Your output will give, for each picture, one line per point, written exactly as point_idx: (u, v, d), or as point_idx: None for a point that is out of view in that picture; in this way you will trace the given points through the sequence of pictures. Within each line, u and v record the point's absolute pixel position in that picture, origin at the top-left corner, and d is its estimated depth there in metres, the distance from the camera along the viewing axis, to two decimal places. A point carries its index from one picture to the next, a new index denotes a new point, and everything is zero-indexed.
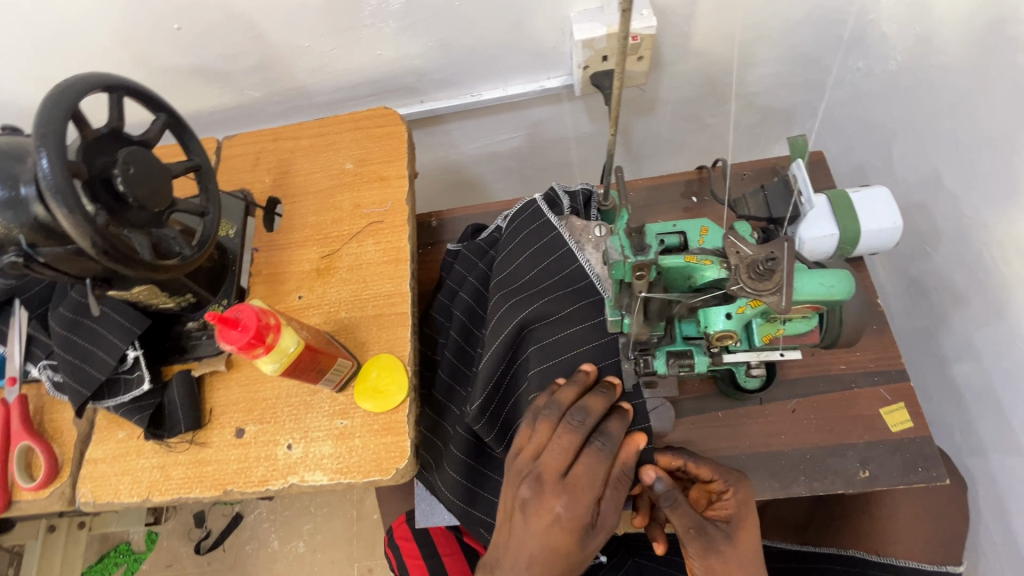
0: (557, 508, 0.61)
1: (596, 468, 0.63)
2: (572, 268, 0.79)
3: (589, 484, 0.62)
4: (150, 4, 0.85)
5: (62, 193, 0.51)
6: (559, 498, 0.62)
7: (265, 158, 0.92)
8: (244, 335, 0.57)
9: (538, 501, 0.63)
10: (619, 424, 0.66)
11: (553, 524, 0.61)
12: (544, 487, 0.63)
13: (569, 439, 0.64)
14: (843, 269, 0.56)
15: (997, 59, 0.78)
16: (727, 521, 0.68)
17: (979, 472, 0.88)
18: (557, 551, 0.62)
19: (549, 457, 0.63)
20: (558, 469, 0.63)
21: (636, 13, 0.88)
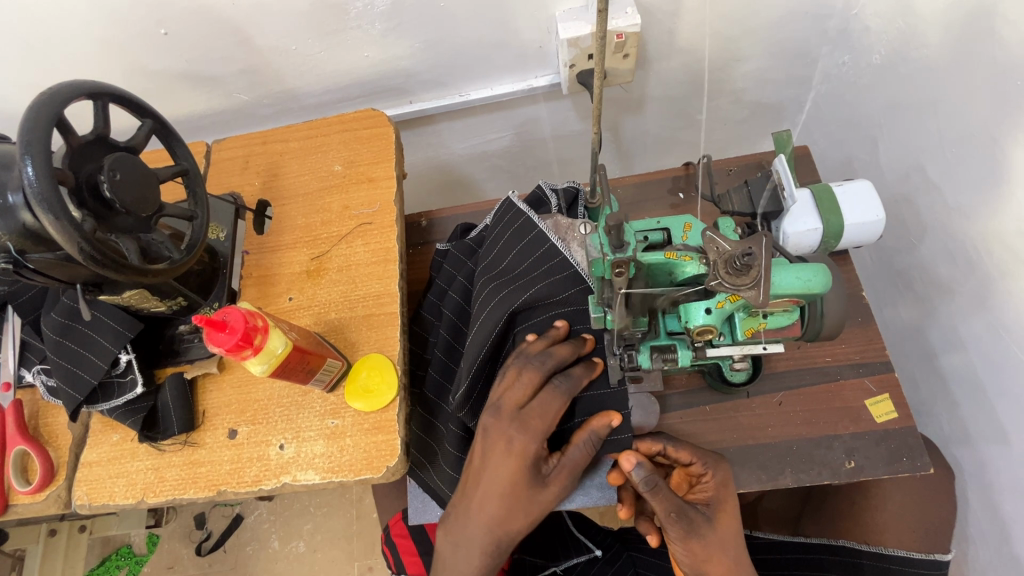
0: (510, 435, 0.65)
1: (553, 404, 0.67)
2: (558, 265, 0.78)
3: (542, 416, 0.66)
4: (136, 9, 0.85)
5: (48, 200, 0.52)
6: (512, 427, 0.66)
7: (255, 161, 0.93)
8: (232, 337, 0.57)
9: (493, 429, 0.67)
10: (583, 370, 0.70)
11: (506, 452, 0.65)
12: (501, 416, 0.67)
13: (528, 374, 0.68)
14: (821, 264, 0.57)
15: (977, 51, 0.78)
16: (707, 504, 0.71)
17: (967, 461, 0.89)
18: (509, 483, 0.65)
19: (510, 392, 0.68)
20: (518, 403, 0.67)
21: (620, 12, 0.89)
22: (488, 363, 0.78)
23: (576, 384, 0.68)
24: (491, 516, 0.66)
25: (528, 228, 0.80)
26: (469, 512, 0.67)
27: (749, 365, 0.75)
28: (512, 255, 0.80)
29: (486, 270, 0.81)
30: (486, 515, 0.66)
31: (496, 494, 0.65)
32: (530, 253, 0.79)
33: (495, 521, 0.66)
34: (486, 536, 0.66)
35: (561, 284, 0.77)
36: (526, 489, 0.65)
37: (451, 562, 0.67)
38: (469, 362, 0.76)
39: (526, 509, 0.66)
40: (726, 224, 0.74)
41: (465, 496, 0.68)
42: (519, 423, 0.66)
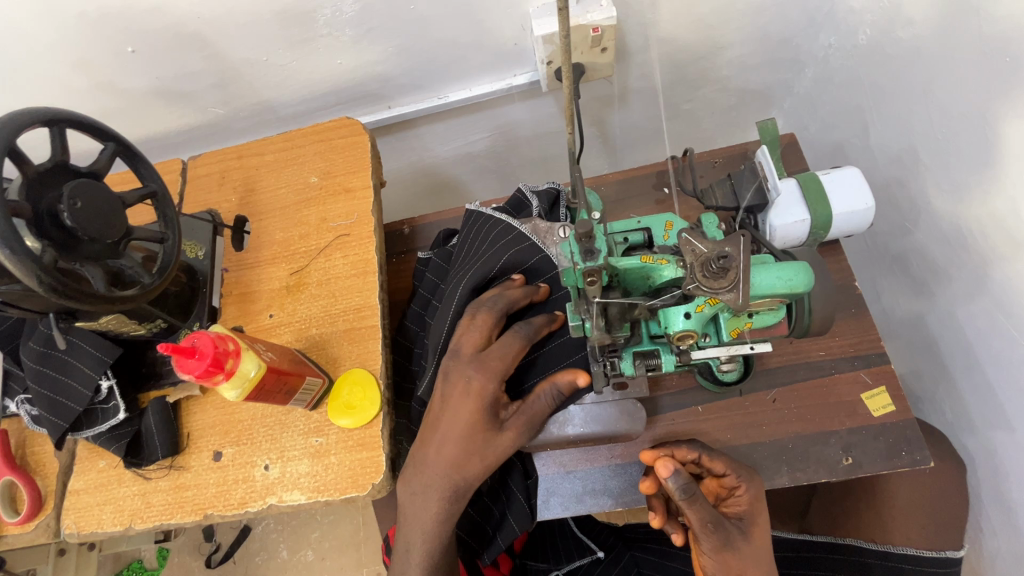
0: (469, 375, 0.65)
1: (511, 345, 0.67)
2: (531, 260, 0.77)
3: (502, 357, 0.66)
4: (100, 28, 0.84)
5: (2, 234, 0.50)
6: (470, 367, 0.65)
7: (231, 176, 0.91)
8: (202, 363, 0.56)
9: (454, 370, 0.66)
10: (545, 321, 0.70)
11: (464, 393, 0.64)
12: (460, 358, 0.67)
13: (486, 319, 0.68)
14: (802, 261, 0.54)
15: (964, 28, 0.76)
16: (740, 518, 0.69)
17: (972, 449, 0.87)
18: (467, 424, 0.64)
19: (467, 336, 0.68)
20: (476, 345, 0.67)
21: (594, 5, 0.87)
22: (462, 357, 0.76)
23: (536, 330, 0.69)
24: (448, 459, 0.64)
25: (485, 227, 0.80)
26: (425, 455, 0.66)
27: (738, 363, 0.73)
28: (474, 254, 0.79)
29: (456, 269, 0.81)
30: (445, 458, 0.64)
31: (454, 436, 0.64)
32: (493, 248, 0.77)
33: (452, 465, 0.64)
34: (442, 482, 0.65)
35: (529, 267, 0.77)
36: (482, 432, 0.64)
37: (410, 512, 0.66)
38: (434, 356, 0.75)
39: (482, 452, 0.64)
40: (709, 220, 0.72)
41: (423, 441, 0.67)
42: (477, 362, 0.66)
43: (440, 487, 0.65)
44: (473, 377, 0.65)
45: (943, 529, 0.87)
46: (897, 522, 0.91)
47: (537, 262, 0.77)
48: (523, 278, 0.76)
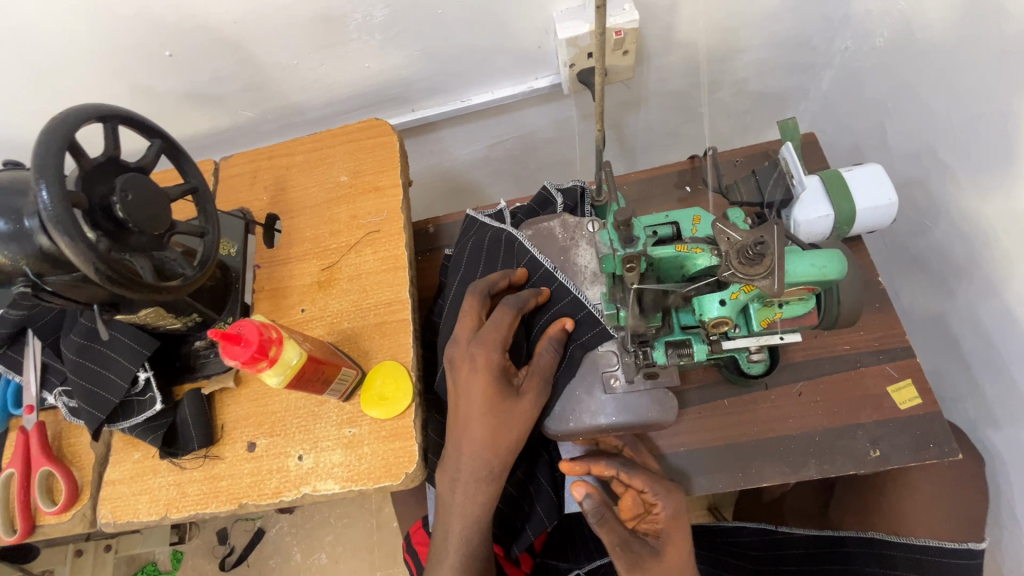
0: (471, 353, 0.66)
1: (503, 317, 0.68)
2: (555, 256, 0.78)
3: (498, 328, 0.67)
4: (140, 33, 0.87)
5: (63, 223, 0.52)
6: (470, 347, 0.67)
7: (262, 176, 0.94)
8: (247, 350, 0.57)
9: (455, 354, 0.68)
10: (529, 290, 0.72)
11: (472, 371, 0.66)
12: (458, 341, 0.68)
13: (472, 303, 0.70)
14: (836, 249, 0.56)
15: (984, 28, 0.77)
16: (656, 535, 0.69)
17: (998, 446, 0.87)
18: (483, 398, 0.65)
19: (460, 323, 0.70)
20: (472, 328, 0.69)
21: (618, 9, 0.89)
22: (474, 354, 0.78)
23: (523, 300, 0.71)
24: (478, 438, 0.65)
25: (483, 233, 0.83)
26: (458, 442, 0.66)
27: (765, 355, 0.74)
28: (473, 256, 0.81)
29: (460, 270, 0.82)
30: (476, 440, 0.65)
31: (475, 414, 0.65)
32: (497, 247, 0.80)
33: (484, 442, 0.65)
34: (480, 461, 0.66)
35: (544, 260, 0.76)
36: (501, 401, 0.65)
37: (453, 501, 0.66)
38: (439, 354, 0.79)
39: (508, 421, 0.65)
40: (735, 214, 0.73)
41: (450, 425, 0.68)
42: (473, 343, 0.67)
43: (479, 467, 0.65)
44: (477, 355, 0.66)
45: (967, 522, 0.86)
46: (920, 514, 0.90)
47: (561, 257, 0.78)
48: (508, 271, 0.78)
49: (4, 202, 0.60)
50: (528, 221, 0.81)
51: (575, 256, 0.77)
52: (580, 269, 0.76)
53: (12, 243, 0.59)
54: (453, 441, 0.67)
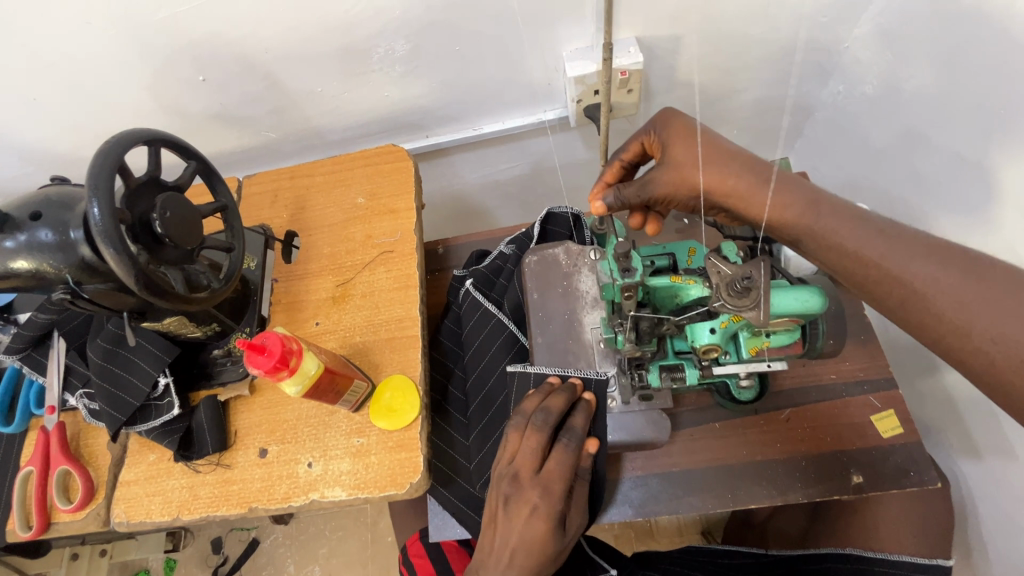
0: (535, 500, 0.62)
1: (566, 462, 0.63)
2: (558, 283, 0.78)
3: (559, 476, 0.63)
4: (177, 59, 0.93)
5: (110, 236, 0.57)
6: (536, 491, 0.62)
7: (283, 195, 0.99)
8: (270, 360, 0.62)
9: (517, 496, 0.63)
10: (583, 419, 0.66)
11: (533, 516, 0.61)
12: (522, 484, 0.63)
13: (531, 441, 0.64)
14: (816, 285, 0.60)
15: (961, 83, 0.83)
16: None
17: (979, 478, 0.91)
18: (536, 544, 0.61)
19: (520, 458, 0.64)
20: (529, 468, 0.63)
21: (624, 51, 0.96)
22: (484, 379, 0.85)
23: (581, 437, 0.65)
24: (541, 502, 0.62)
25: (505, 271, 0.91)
26: None
27: (754, 382, 0.78)
28: (481, 302, 0.87)
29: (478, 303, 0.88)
30: (541, 508, 0.61)
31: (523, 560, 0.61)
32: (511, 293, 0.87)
33: None
34: (529, 549, 0.61)
35: (544, 288, 0.78)
36: (550, 541, 0.62)
37: None
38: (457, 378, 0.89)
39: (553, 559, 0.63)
40: (730, 248, 0.71)
41: (494, 512, 0.64)
42: (543, 411, 0.65)
43: (537, 532, 0.61)
44: (546, 423, 0.64)
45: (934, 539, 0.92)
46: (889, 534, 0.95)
47: (562, 283, 0.78)
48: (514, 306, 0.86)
49: (52, 215, 0.64)
50: (534, 248, 0.82)
51: (576, 282, 0.78)
52: (581, 295, 0.77)
53: (58, 253, 0.64)
54: (510, 503, 0.63)
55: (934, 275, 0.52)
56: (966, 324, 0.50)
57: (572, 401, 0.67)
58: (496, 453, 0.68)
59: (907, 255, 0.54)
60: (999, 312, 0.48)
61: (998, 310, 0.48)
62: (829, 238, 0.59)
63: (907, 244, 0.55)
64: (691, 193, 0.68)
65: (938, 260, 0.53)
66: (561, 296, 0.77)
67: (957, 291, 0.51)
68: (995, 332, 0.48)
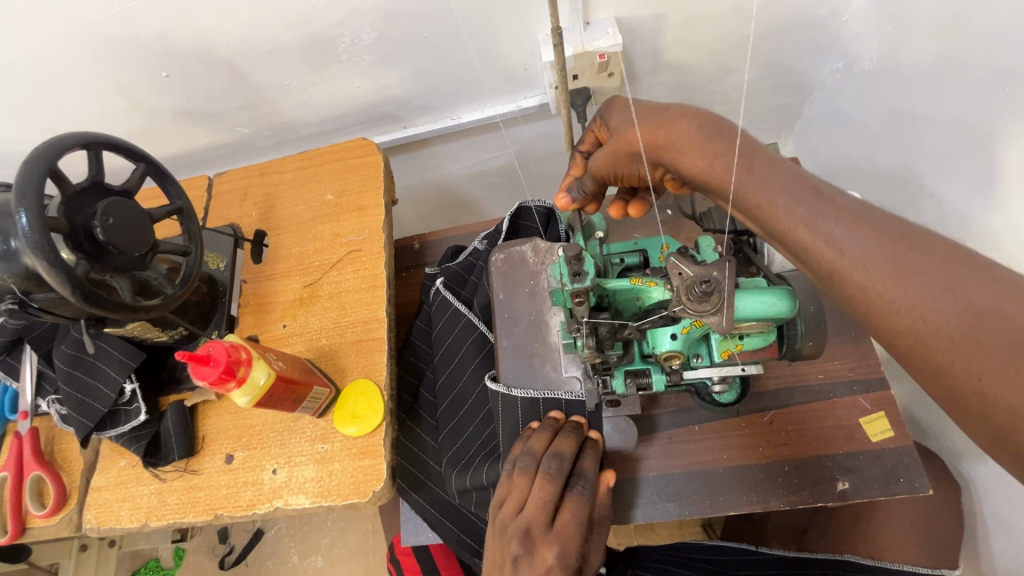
0: (549, 558, 0.58)
1: (578, 510, 0.61)
2: (523, 283, 0.74)
3: (571, 526, 0.60)
4: (137, 55, 0.90)
5: (41, 247, 0.55)
6: (551, 548, 0.58)
7: (253, 194, 0.97)
8: (215, 370, 0.59)
9: (530, 556, 0.59)
10: (593, 462, 0.65)
11: (546, 574, 0.58)
12: (535, 540, 0.59)
13: (542, 489, 0.62)
14: (786, 286, 0.56)
15: (966, 56, 0.76)
16: None
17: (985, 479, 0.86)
18: None
19: (530, 508, 0.61)
20: (541, 519, 0.61)
21: (602, 33, 0.91)
22: (451, 383, 0.82)
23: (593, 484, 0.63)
24: (556, 562, 0.58)
25: (478, 271, 0.88)
26: None
27: (733, 385, 0.74)
28: (452, 301, 0.84)
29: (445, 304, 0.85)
30: (556, 567, 0.58)
31: None
32: (481, 292, 0.84)
33: None
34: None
35: (509, 288, 0.74)
36: None
37: None
38: (427, 380, 0.87)
39: None
40: (705, 243, 0.69)
41: (500, 566, 0.61)
42: (555, 456, 0.64)
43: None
44: (556, 469, 0.63)
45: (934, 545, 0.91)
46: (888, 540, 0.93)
47: (526, 282, 0.74)
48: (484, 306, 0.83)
49: None
50: (501, 245, 0.78)
51: (540, 281, 0.74)
52: (546, 296, 0.73)
53: (1, 263, 0.63)
54: (522, 563, 0.59)
55: (863, 242, 0.46)
56: (892, 299, 0.44)
57: (580, 444, 0.66)
58: (503, 500, 0.65)
59: (838, 222, 0.48)
60: (930, 287, 0.43)
61: (927, 282, 0.42)
62: (759, 199, 0.54)
63: (837, 207, 0.49)
64: (634, 158, 0.67)
65: (871, 228, 0.47)
66: (524, 297, 0.74)
67: (889, 263, 0.45)
68: (925, 311, 0.42)
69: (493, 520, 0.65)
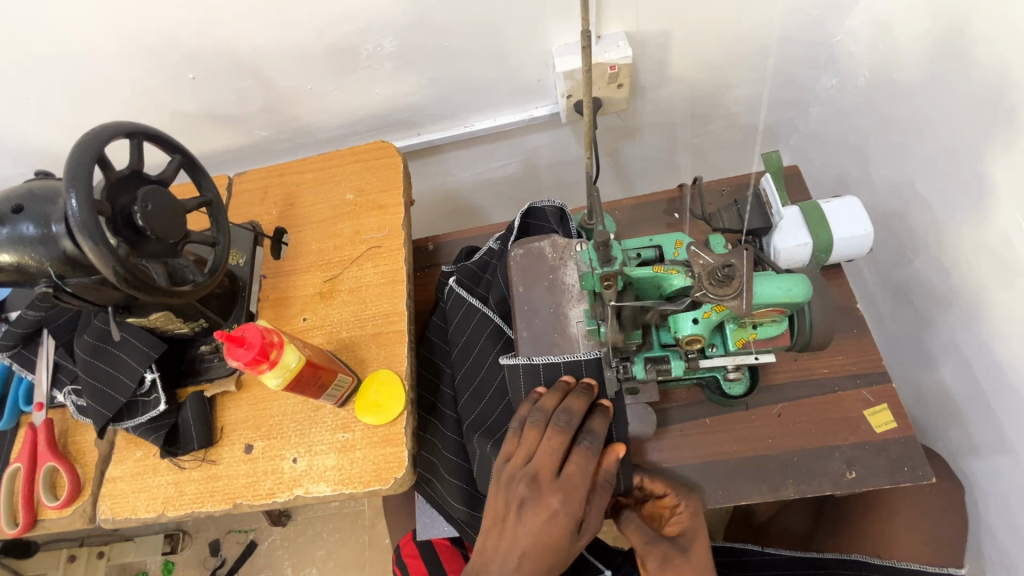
0: (554, 504, 0.65)
1: (586, 466, 0.67)
2: (544, 276, 0.77)
3: (577, 479, 0.66)
4: (168, 59, 0.94)
5: (88, 228, 0.57)
6: (556, 495, 0.66)
7: (273, 193, 0.99)
8: (250, 352, 0.62)
9: (536, 499, 0.66)
10: (602, 422, 0.70)
11: (549, 520, 0.65)
12: (541, 486, 0.67)
13: (553, 442, 0.68)
14: (801, 274, 0.60)
15: (952, 73, 0.82)
16: None
17: (987, 471, 0.89)
18: (545, 547, 0.65)
19: (540, 457, 0.68)
20: (548, 467, 0.67)
21: (613, 46, 0.95)
22: (471, 378, 0.83)
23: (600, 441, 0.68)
24: (561, 507, 0.65)
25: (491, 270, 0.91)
26: None
27: (744, 376, 0.79)
28: (466, 297, 0.87)
29: (460, 303, 0.87)
30: (563, 511, 0.65)
31: (530, 559, 0.65)
32: (495, 287, 0.86)
33: None
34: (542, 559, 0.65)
35: (528, 282, 0.77)
36: (564, 541, 0.65)
37: None
38: (445, 377, 0.88)
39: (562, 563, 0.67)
40: (717, 240, 0.76)
41: (506, 510, 0.68)
42: (565, 412, 0.69)
43: (555, 535, 0.65)
44: (567, 424, 0.68)
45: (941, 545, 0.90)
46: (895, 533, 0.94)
47: (544, 274, 0.77)
48: (500, 302, 0.86)
49: (34, 208, 0.65)
50: (519, 240, 0.80)
51: (560, 275, 0.76)
52: (567, 290, 0.76)
53: (40, 246, 0.64)
54: (527, 505, 0.66)
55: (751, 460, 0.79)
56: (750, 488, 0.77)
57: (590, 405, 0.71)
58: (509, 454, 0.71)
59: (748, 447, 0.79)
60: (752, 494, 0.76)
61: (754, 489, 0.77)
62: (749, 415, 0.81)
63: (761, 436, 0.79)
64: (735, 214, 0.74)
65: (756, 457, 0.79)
66: (544, 290, 0.76)
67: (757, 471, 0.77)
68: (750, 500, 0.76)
69: (498, 470, 0.71)
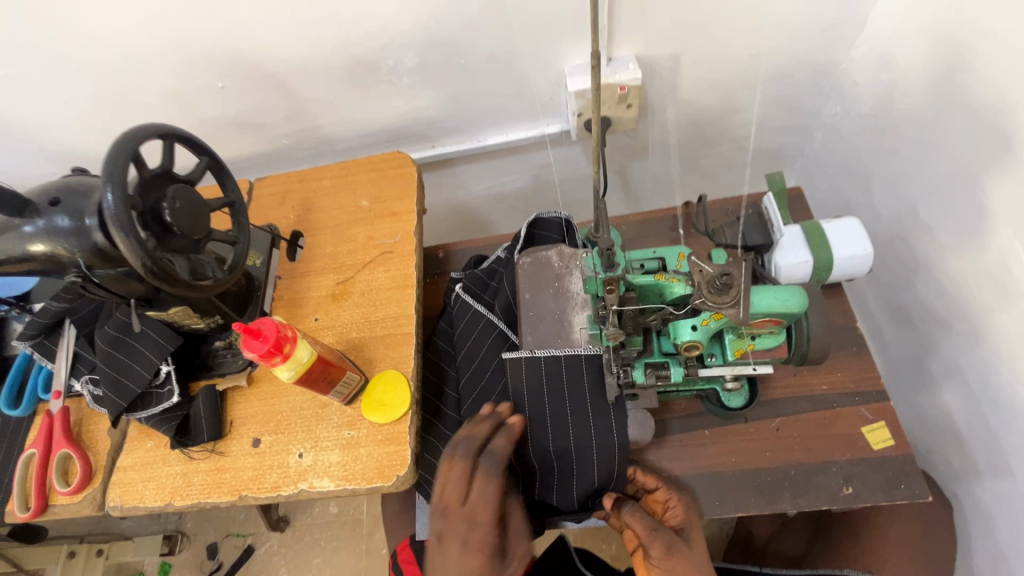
0: (463, 533, 0.66)
1: (490, 491, 0.68)
2: (551, 283, 0.79)
3: (487, 507, 0.67)
4: (200, 69, 0.99)
5: (121, 221, 0.61)
6: (463, 524, 0.66)
7: (291, 198, 1.03)
8: (265, 344, 0.64)
9: (448, 530, 0.67)
10: (503, 439, 0.72)
11: (469, 550, 0.65)
12: (453, 516, 0.67)
13: (449, 473, 0.69)
14: (798, 285, 0.61)
15: (951, 102, 0.85)
16: None
17: (990, 495, 0.89)
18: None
19: (447, 491, 0.68)
20: (458, 498, 0.68)
21: (623, 67, 0.99)
22: (474, 379, 0.86)
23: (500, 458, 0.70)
24: (470, 536, 0.66)
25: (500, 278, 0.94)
26: None
27: (744, 386, 0.80)
28: (472, 303, 0.89)
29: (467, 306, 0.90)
30: (473, 540, 0.66)
31: None
32: (500, 298, 0.89)
33: None
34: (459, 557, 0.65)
35: (535, 288, 0.79)
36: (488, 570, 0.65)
37: None
38: (450, 378, 0.90)
39: None
40: (718, 253, 0.78)
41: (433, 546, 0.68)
42: (463, 441, 0.71)
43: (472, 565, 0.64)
44: (465, 450, 0.70)
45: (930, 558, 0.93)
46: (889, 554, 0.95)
47: (549, 281, 0.79)
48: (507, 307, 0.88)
49: (70, 202, 0.69)
50: (528, 249, 0.83)
51: (565, 282, 0.78)
52: (573, 297, 0.78)
53: (73, 238, 0.68)
54: (444, 538, 0.66)
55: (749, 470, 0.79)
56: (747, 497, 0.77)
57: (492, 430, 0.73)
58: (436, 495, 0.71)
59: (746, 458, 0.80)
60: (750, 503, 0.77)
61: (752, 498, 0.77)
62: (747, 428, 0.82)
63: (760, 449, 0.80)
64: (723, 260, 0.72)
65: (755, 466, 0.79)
66: (549, 296, 0.78)
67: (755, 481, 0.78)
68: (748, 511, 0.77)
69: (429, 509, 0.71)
